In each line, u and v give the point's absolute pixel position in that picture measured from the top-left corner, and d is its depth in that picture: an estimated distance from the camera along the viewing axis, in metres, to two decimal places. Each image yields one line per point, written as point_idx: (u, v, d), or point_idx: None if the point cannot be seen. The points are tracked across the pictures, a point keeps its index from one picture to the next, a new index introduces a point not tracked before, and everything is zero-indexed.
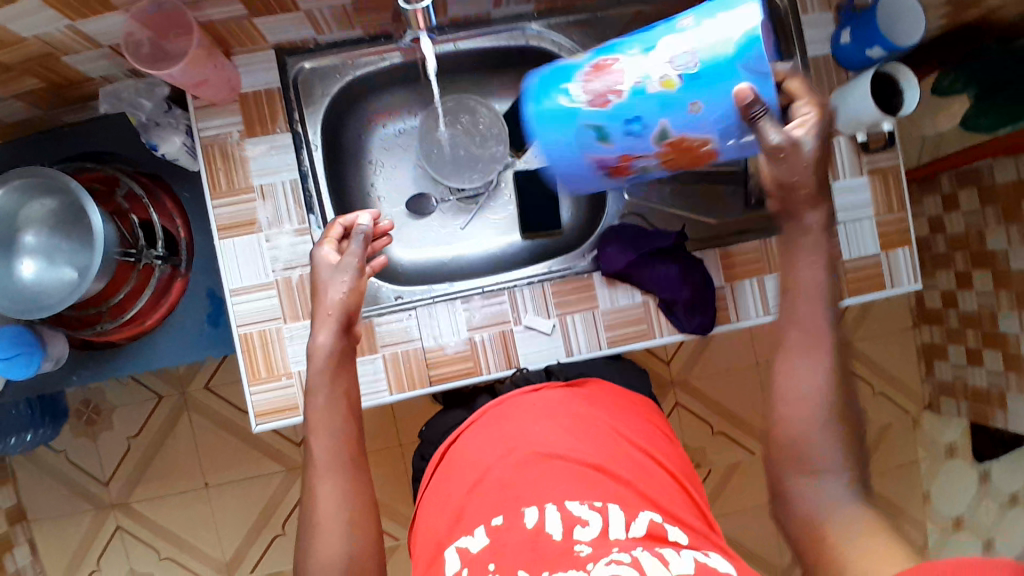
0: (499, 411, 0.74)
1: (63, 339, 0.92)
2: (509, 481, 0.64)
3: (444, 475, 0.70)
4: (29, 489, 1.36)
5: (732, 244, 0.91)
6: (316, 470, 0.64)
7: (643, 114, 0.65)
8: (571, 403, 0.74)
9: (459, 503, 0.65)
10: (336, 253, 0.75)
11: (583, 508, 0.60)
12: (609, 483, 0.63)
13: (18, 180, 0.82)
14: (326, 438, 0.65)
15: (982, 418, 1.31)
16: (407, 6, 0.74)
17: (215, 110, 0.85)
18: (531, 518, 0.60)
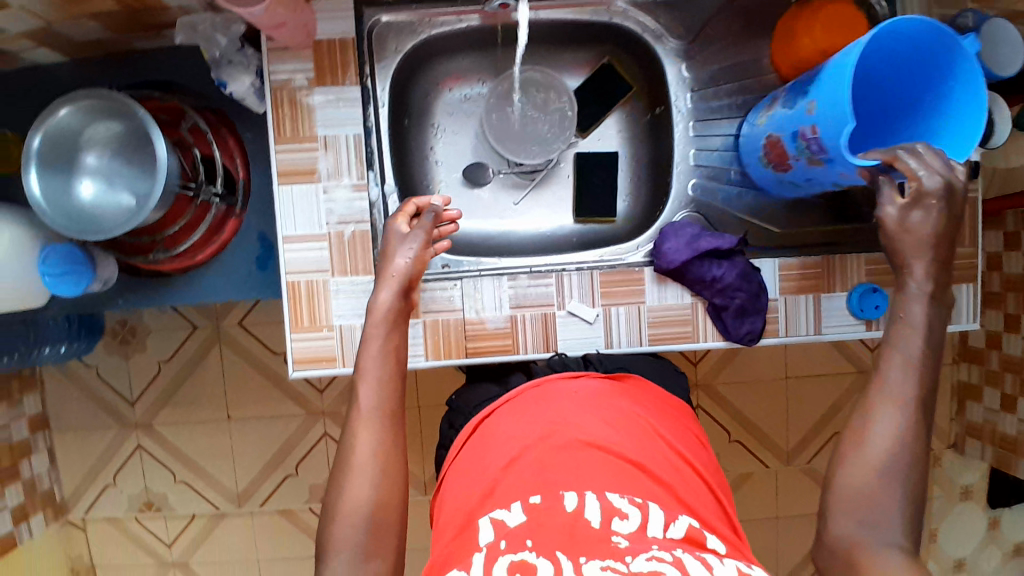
0: (535, 393, 0.75)
1: (113, 262, 0.93)
2: (550, 464, 0.64)
3: (478, 450, 0.70)
4: (57, 398, 1.41)
5: (789, 258, 0.89)
6: (359, 417, 0.64)
7: (813, 179, 0.79)
8: (613, 398, 0.74)
9: (495, 478, 0.65)
10: (406, 227, 0.78)
11: (624, 502, 0.60)
12: (647, 482, 0.63)
13: (86, 100, 0.81)
14: (373, 388, 0.66)
15: (1005, 466, 1.30)
16: None
17: (288, 53, 0.83)
18: (572, 502, 0.60)
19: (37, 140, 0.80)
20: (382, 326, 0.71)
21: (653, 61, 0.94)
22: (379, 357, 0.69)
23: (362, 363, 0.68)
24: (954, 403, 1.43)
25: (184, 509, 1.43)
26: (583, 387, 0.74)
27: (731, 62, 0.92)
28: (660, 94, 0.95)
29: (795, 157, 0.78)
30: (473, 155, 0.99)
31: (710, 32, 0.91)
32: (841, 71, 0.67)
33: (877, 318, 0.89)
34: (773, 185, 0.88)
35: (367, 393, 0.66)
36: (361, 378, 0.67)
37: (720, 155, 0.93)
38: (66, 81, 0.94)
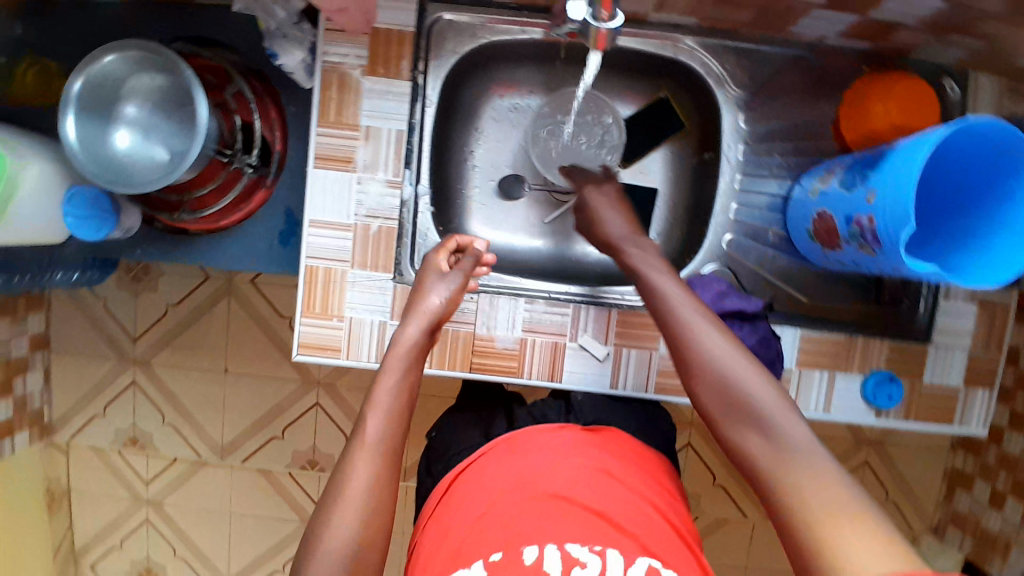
0: (506, 448, 0.73)
1: (137, 212, 0.92)
2: (514, 518, 0.62)
3: (455, 503, 0.68)
4: (60, 321, 1.41)
5: (814, 332, 0.87)
6: (362, 447, 0.62)
7: (861, 263, 0.77)
8: (587, 448, 0.72)
9: (462, 533, 0.63)
10: (446, 263, 0.80)
11: (584, 550, 0.58)
12: (610, 532, 0.61)
13: (135, 51, 0.80)
14: (380, 420, 0.64)
15: (981, 560, 1.26)
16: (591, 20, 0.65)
17: (344, 36, 0.81)
18: (531, 554, 0.57)
19: (78, 83, 0.79)
20: (400, 361, 0.70)
21: (711, 105, 0.91)
22: (393, 393, 0.67)
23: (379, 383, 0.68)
24: (944, 487, 1.41)
25: (168, 452, 1.45)
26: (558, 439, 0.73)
27: (790, 122, 0.89)
28: (711, 140, 0.93)
29: (846, 240, 0.76)
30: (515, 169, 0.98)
31: (777, 86, 0.88)
32: (907, 163, 0.65)
33: (889, 408, 0.87)
34: (815, 258, 0.86)
35: (374, 422, 0.64)
36: (370, 404, 0.65)
37: (761, 215, 0.91)
38: (117, 21, 0.92)
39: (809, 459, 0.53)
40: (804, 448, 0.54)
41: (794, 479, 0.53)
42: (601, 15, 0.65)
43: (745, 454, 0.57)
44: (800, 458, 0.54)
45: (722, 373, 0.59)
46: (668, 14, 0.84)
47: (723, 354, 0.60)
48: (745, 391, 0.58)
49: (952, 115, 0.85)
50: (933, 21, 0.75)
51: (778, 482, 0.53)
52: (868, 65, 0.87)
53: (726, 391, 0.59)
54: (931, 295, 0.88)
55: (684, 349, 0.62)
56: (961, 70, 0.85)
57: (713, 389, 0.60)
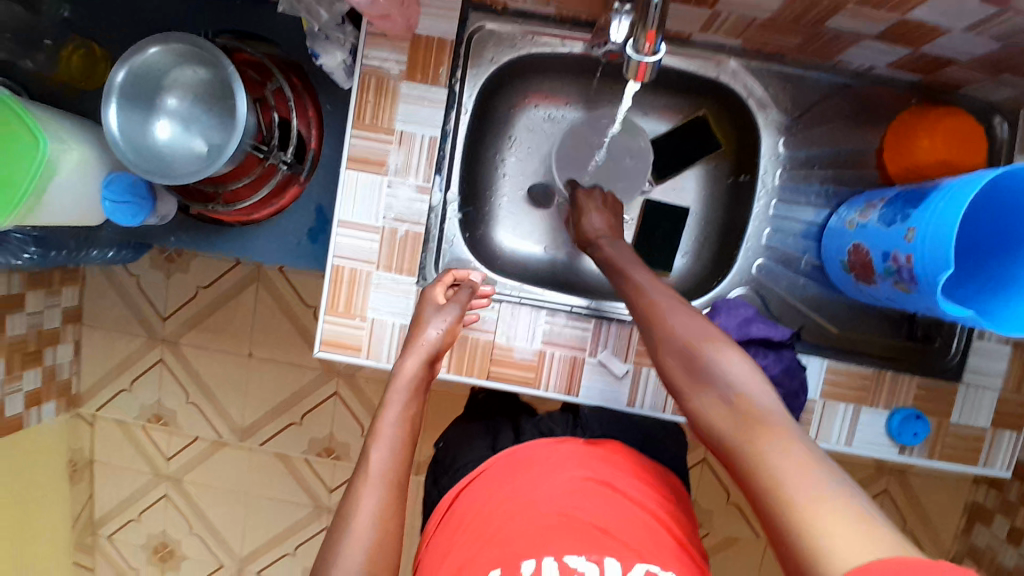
0: (507, 462, 0.73)
1: (172, 199, 0.94)
2: (513, 531, 0.60)
3: (456, 526, 0.66)
4: (93, 297, 1.45)
5: (840, 365, 0.85)
6: (366, 481, 0.61)
7: (895, 301, 0.75)
8: (587, 462, 0.70)
9: (460, 557, 0.61)
10: (444, 296, 0.81)
11: (582, 559, 0.56)
12: (608, 542, 0.58)
13: (179, 44, 0.82)
14: (387, 454, 0.64)
15: None
16: (634, 55, 0.63)
17: (385, 39, 0.81)
18: (530, 566, 0.55)
19: (121, 75, 0.80)
20: (400, 399, 0.70)
21: (751, 127, 0.89)
22: (395, 425, 0.67)
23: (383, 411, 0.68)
24: (962, 520, 1.37)
25: (190, 430, 1.48)
26: (557, 454, 0.71)
27: (832, 148, 0.87)
28: (748, 163, 0.91)
29: (881, 275, 0.74)
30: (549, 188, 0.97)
31: (818, 114, 0.86)
32: (950, 200, 0.64)
33: (913, 445, 0.85)
34: (847, 288, 0.84)
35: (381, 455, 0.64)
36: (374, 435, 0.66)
37: (795, 241, 0.90)
38: (163, 11, 0.94)
39: (769, 423, 0.51)
40: (768, 412, 0.52)
41: (753, 441, 0.50)
42: (643, 48, 0.62)
43: (709, 427, 0.55)
44: (762, 422, 0.51)
45: (686, 347, 0.60)
46: (713, 34, 0.82)
47: (688, 330, 0.60)
48: (709, 360, 0.57)
49: (999, 154, 0.82)
50: (989, 60, 0.73)
51: (739, 444, 0.51)
52: (919, 97, 0.85)
53: (692, 364, 0.58)
54: (965, 336, 0.86)
55: (654, 330, 0.64)
56: (1014, 108, 0.82)
57: (679, 363, 0.60)
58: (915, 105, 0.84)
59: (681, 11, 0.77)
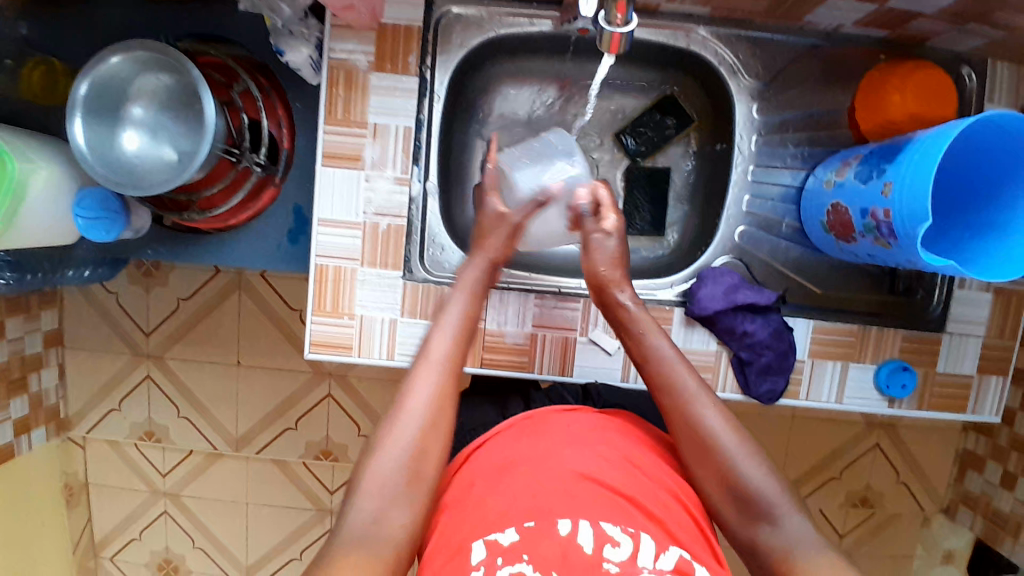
0: (528, 425, 0.71)
1: (146, 211, 0.92)
2: (541, 490, 0.60)
3: (472, 478, 0.66)
4: (72, 318, 1.42)
5: (827, 324, 0.86)
6: (424, 361, 0.67)
7: (876, 255, 0.76)
8: (608, 433, 0.69)
9: (487, 505, 0.61)
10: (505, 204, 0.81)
11: (617, 530, 0.57)
12: (638, 516, 0.59)
13: (140, 51, 0.79)
14: (427, 391, 0.65)
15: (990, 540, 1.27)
16: (606, 26, 0.62)
17: (350, 32, 0.80)
18: (565, 526, 0.57)
19: (84, 86, 0.78)
20: (434, 373, 0.67)
21: (723, 95, 0.89)
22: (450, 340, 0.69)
23: (419, 365, 0.67)
24: (955, 469, 1.41)
25: (184, 444, 1.46)
26: (577, 423, 0.70)
27: (805, 111, 0.88)
28: (724, 131, 0.92)
29: (861, 232, 0.75)
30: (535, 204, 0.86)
31: (790, 76, 0.87)
32: (932, 149, 0.65)
33: (902, 398, 0.87)
34: (829, 249, 0.85)
35: (411, 416, 0.64)
36: (406, 389, 0.66)
37: (775, 205, 0.91)
38: (118, 19, 0.91)
39: (803, 541, 0.62)
40: (799, 531, 0.63)
41: (788, 554, 0.62)
42: (615, 19, 0.62)
43: (745, 531, 0.65)
44: (799, 539, 0.62)
45: (720, 443, 0.66)
46: (680, 4, 0.82)
47: (722, 430, 0.66)
48: (740, 468, 0.65)
49: (969, 103, 0.84)
50: (954, 10, 0.75)
51: (778, 556, 0.62)
52: (886, 53, 0.86)
53: (729, 475, 0.65)
54: (946, 285, 0.87)
55: (686, 431, 0.68)
56: (981, 58, 0.83)
57: (715, 470, 0.66)
58: (882, 62, 0.85)
59: None
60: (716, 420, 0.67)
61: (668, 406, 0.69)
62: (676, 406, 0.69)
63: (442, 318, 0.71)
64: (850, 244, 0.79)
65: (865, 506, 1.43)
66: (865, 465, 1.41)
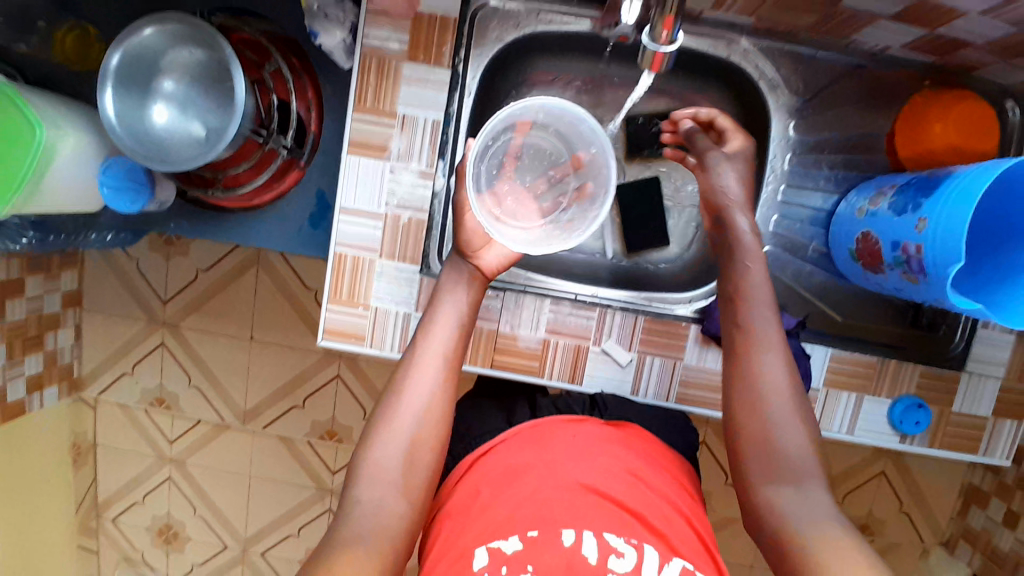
0: (532, 434, 0.71)
1: (171, 184, 0.92)
2: (545, 499, 0.60)
3: (476, 481, 0.66)
4: (92, 281, 1.44)
5: (847, 353, 0.84)
6: (416, 363, 0.67)
7: (905, 292, 0.74)
8: (614, 445, 0.69)
9: (491, 512, 0.60)
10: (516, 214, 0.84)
11: (621, 541, 0.57)
12: (639, 528, 0.59)
13: (175, 25, 0.80)
14: (427, 391, 0.66)
15: None
16: (649, 44, 0.61)
17: (386, 20, 0.80)
18: (569, 537, 0.57)
19: (116, 57, 0.79)
20: (435, 366, 0.67)
21: (761, 111, 0.87)
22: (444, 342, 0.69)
23: (417, 351, 0.68)
24: (959, 503, 1.39)
25: (192, 413, 1.48)
26: (582, 434, 0.69)
27: (842, 133, 0.87)
28: (757, 147, 0.90)
29: (890, 265, 0.73)
30: (525, 205, 0.85)
31: (829, 97, 0.85)
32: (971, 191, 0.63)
33: (916, 434, 0.85)
34: (854, 277, 0.83)
35: (411, 404, 0.65)
36: (403, 377, 0.66)
37: (802, 228, 0.89)
38: None
39: (822, 516, 0.59)
40: (824, 510, 0.59)
41: (799, 528, 0.58)
42: (660, 37, 0.60)
43: (765, 491, 0.62)
44: (819, 514, 0.59)
45: (770, 402, 0.64)
46: (724, 13, 0.81)
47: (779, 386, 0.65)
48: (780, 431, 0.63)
49: (1011, 139, 0.82)
50: (1005, 43, 0.72)
51: (784, 530, 0.59)
52: (930, 79, 0.83)
53: (767, 430, 0.64)
54: (970, 323, 0.85)
55: (743, 376, 0.67)
56: None
57: (756, 420, 0.64)
58: (927, 89, 0.82)
59: None
60: (779, 363, 0.66)
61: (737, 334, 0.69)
62: (746, 337, 0.68)
63: (438, 307, 0.72)
64: (881, 279, 0.77)
65: (865, 533, 1.42)
66: (868, 492, 1.40)
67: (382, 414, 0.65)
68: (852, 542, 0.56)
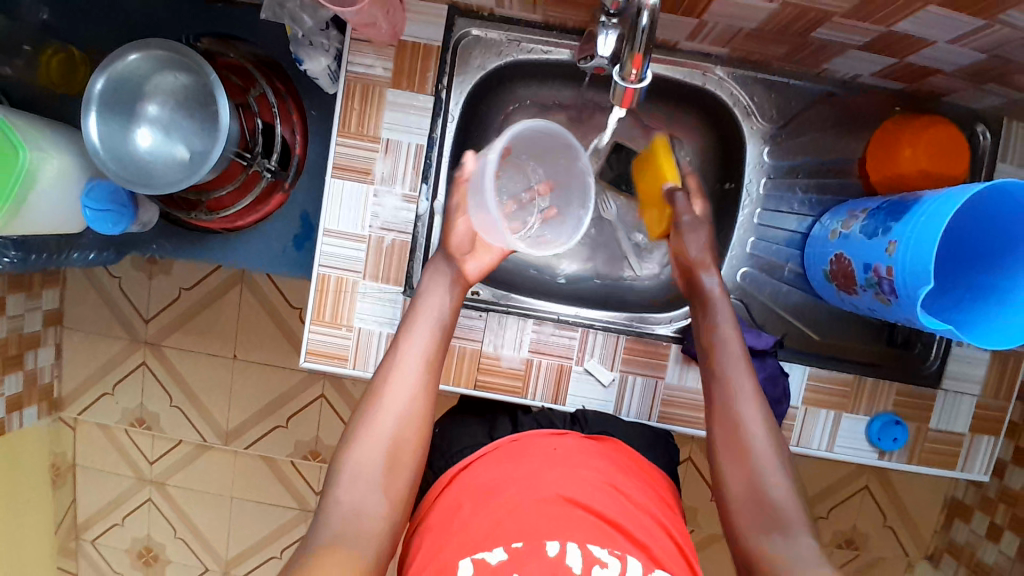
0: (514, 446, 0.71)
1: (155, 207, 0.93)
2: (527, 510, 0.60)
3: (456, 495, 0.66)
4: (73, 300, 1.42)
5: (824, 371, 0.86)
6: (394, 364, 0.68)
7: (878, 312, 0.75)
8: (594, 458, 0.69)
9: (471, 524, 0.60)
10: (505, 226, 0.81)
11: (604, 552, 0.57)
12: (621, 539, 0.59)
13: (159, 49, 0.80)
14: (407, 399, 0.66)
15: None
16: (620, 82, 0.64)
17: (370, 46, 0.81)
18: (554, 547, 0.57)
19: (100, 82, 0.79)
20: (411, 371, 0.68)
21: (736, 137, 0.90)
22: (417, 352, 0.69)
23: (394, 354, 0.69)
24: (942, 516, 1.40)
25: (174, 433, 1.46)
26: (564, 447, 0.70)
27: (817, 158, 0.89)
28: (733, 171, 0.92)
29: (862, 286, 0.75)
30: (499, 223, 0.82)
31: (803, 122, 0.88)
32: (944, 206, 0.64)
33: (894, 450, 0.87)
34: (829, 296, 0.85)
35: (391, 407, 0.65)
36: (378, 386, 0.66)
37: (779, 249, 0.91)
38: (143, 14, 0.92)
39: (792, 524, 0.61)
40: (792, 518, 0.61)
41: (766, 538, 0.61)
42: (629, 75, 0.63)
43: (732, 494, 0.65)
44: (789, 524, 0.61)
45: (740, 415, 0.68)
46: (699, 44, 0.82)
47: (748, 405, 0.69)
48: (750, 437, 0.67)
49: (982, 162, 0.84)
50: (973, 70, 0.74)
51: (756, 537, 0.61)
52: (901, 105, 0.86)
53: (739, 432, 0.67)
54: (943, 342, 0.87)
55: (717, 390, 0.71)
56: (992, 118, 0.84)
57: (728, 422, 0.68)
58: (897, 115, 0.85)
59: (667, 20, 0.77)
60: (753, 404, 0.69)
61: (716, 371, 0.73)
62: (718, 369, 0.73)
63: (416, 310, 0.73)
64: (856, 299, 0.78)
65: (850, 547, 1.43)
66: (851, 507, 1.41)
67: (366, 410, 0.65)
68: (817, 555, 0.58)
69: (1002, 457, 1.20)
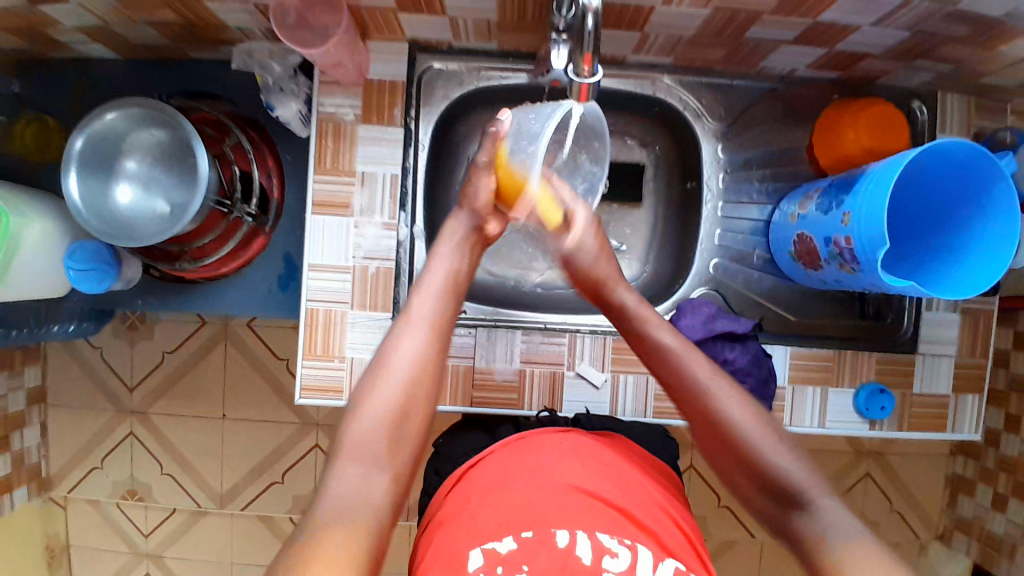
0: (519, 443, 0.72)
1: (137, 262, 0.95)
2: (536, 499, 0.61)
3: (463, 494, 0.66)
4: (55, 375, 1.40)
5: (805, 348, 0.89)
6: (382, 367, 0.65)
7: (844, 279, 0.79)
8: (598, 450, 0.70)
9: (478, 518, 0.61)
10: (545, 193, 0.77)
11: (614, 541, 0.58)
12: (632, 527, 0.60)
13: (134, 107, 0.83)
14: (397, 397, 0.63)
15: (988, 564, 1.27)
16: (574, 78, 0.66)
17: (338, 87, 0.85)
18: (563, 538, 0.58)
19: (80, 142, 0.82)
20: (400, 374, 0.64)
21: (691, 138, 0.95)
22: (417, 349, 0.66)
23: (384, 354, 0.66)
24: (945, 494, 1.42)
25: (168, 503, 1.43)
26: (570, 439, 0.71)
27: (770, 149, 0.94)
28: (693, 170, 0.97)
29: (826, 259, 0.79)
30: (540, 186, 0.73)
31: (752, 117, 0.94)
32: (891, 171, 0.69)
33: (883, 418, 0.89)
34: (799, 277, 0.89)
35: (379, 406, 0.62)
36: (367, 390, 0.64)
37: (745, 238, 0.96)
38: (115, 81, 0.96)
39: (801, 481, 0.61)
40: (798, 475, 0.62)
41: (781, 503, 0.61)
42: (583, 71, 0.65)
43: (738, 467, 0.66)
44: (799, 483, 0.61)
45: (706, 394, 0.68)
46: (645, 55, 0.88)
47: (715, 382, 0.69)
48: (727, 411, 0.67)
49: (920, 135, 0.91)
50: (899, 49, 0.81)
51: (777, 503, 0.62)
52: (839, 93, 0.93)
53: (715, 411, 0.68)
54: (914, 306, 0.91)
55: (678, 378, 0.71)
56: (922, 96, 0.91)
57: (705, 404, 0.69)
58: (837, 101, 0.92)
59: (613, 36, 0.83)
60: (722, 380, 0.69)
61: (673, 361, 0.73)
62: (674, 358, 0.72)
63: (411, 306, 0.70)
64: (828, 274, 0.81)
65: None
66: (858, 495, 1.42)
67: (374, 376, 0.64)
68: (835, 508, 0.59)
69: (992, 425, 1.23)
